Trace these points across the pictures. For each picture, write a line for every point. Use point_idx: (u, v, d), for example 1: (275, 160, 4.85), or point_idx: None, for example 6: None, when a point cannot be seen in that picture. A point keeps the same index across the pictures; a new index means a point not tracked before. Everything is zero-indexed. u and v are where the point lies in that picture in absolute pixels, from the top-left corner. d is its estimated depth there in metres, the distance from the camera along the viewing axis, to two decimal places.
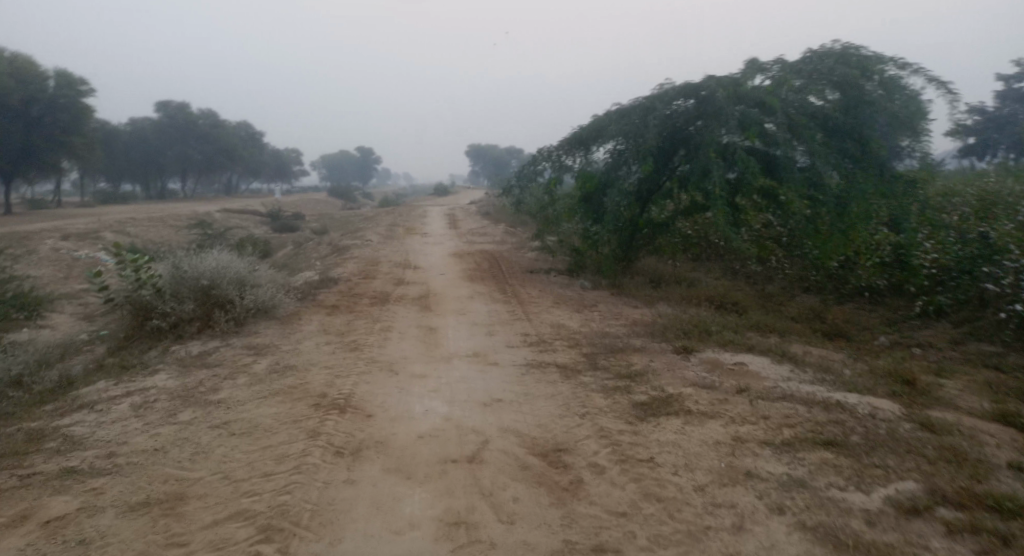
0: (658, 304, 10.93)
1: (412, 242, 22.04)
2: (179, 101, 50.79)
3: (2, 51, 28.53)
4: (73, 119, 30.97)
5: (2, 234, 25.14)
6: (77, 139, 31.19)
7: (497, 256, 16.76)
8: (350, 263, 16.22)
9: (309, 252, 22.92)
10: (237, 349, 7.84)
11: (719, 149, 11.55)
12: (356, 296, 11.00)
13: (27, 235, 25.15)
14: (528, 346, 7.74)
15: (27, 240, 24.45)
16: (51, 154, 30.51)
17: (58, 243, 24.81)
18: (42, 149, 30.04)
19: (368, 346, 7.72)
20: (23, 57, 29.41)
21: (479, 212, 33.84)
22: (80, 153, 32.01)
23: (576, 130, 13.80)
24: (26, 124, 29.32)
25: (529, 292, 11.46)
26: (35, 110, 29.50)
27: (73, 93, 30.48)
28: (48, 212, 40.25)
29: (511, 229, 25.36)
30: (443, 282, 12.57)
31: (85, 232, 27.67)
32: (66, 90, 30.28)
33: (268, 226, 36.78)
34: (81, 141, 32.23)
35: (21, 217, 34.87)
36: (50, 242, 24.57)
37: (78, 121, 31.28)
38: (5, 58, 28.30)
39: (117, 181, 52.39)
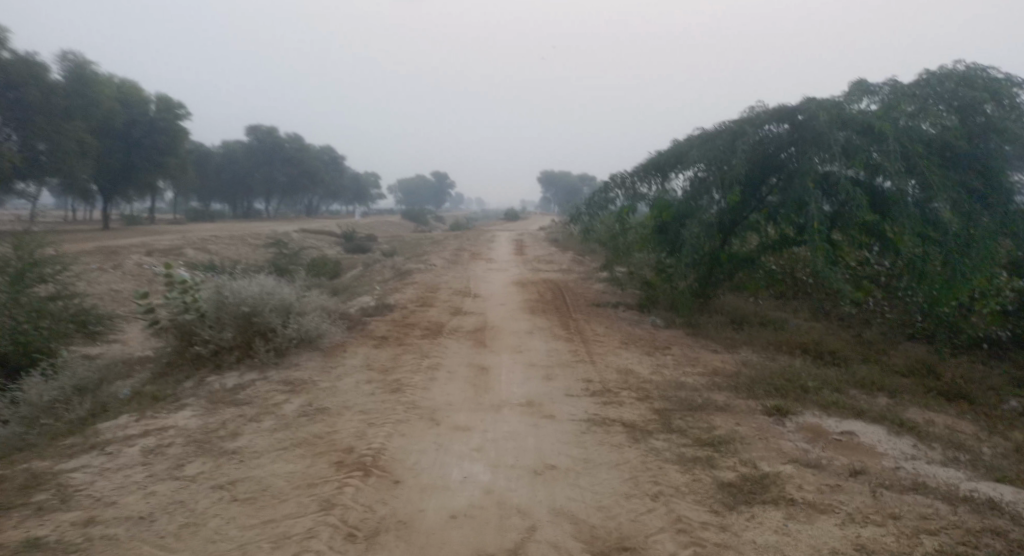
0: (740, 349, 9.69)
1: (476, 268, 21.42)
2: (267, 125, 52.87)
3: (110, 77, 30.29)
4: (169, 141, 32.42)
5: (94, 248, 26.28)
6: (171, 160, 32.62)
7: (562, 285, 15.85)
8: (409, 289, 15.68)
9: (375, 274, 22.68)
10: (273, 384, 7.23)
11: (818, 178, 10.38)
12: (409, 327, 10.32)
13: (116, 249, 26.25)
14: (590, 396, 6.76)
15: (115, 254, 25.42)
16: (146, 173, 32.00)
17: (143, 258, 25.77)
18: (140, 168, 31.51)
19: (411, 387, 6.95)
20: (127, 82, 31.13)
21: (548, 238, 33.12)
22: (173, 173, 33.44)
23: (653, 155, 12.84)
24: (127, 144, 30.85)
25: (595, 329, 10.47)
26: (136, 132, 31.02)
27: (170, 116, 32.01)
28: (141, 228, 42.37)
29: (579, 257, 24.41)
30: (503, 314, 11.75)
31: (169, 248, 28.69)
32: (163, 114, 31.83)
33: (340, 247, 37.26)
34: (176, 162, 33.75)
35: (117, 232, 36.81)
36: (136, 257, 25.53)
37: (173, 143, 32.76)
38: (113, 82, 29.96)
39: (205, 199, 54.97)
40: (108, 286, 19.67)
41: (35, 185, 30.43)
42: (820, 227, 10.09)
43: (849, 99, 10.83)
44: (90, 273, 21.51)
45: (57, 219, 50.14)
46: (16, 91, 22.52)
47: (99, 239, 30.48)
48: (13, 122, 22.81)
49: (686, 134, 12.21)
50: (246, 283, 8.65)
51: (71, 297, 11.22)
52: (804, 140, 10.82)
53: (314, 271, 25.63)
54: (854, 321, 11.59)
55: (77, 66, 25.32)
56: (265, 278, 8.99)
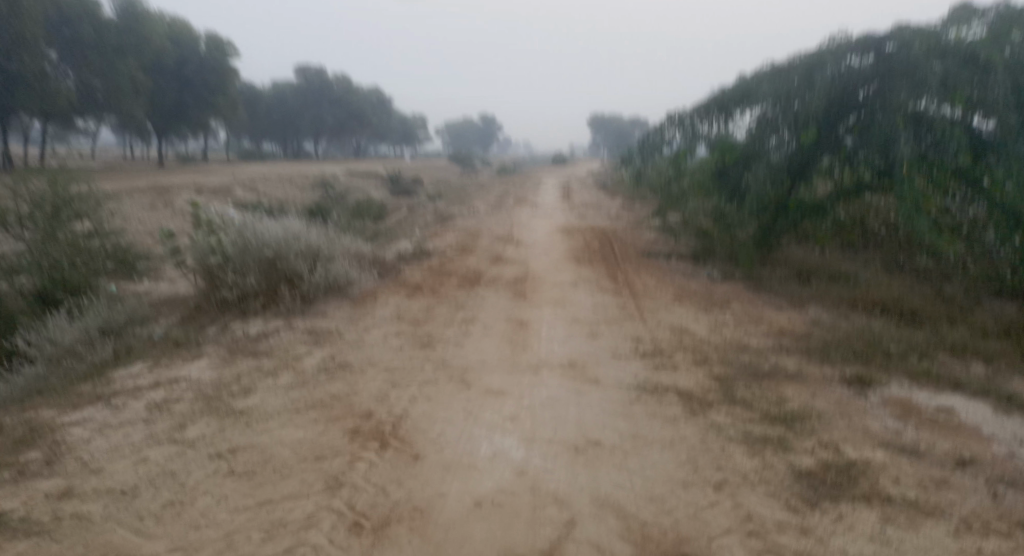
0: (808, 307, 8.75)
1: (520, 213, 20.64)
2: (314, 65, 52.17)
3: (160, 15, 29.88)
4: (218, 81, 32.07)
5: (145, 186, 26.46)
6: (220, 99, 32.38)
7: (609, 234, 14.98)
8: (450, 234, 15.06)
9: (418, 218, 22.14)
10: (296, 334, 6.74)
11: (910, 115, 9.20)
12: (446, 275, 9.72)
13: (167, 188, 26.37)
14: (640, 358, 6.03)
15: (166, 193, 25.53)
16: (197, 113, 31.89)
17: (192, 197, 25.83)
18: (191, 107, 31.38)
19: (442, 343, 6.37)
20: (177, 19, 30.72)
21: (596, 184, 31.95)
22: (223, 113, 33.25)
23: (717, 92, 11.83)
24: (178, 83, 30.64)
25: (645, 281, 9.65)
26: (187, 71, 30.71)
27: (218, 55, 31.56)
28: (193, 167, 42.79)
29: (629, 204, 23.31)
30: (547, 262, 11.02)
31: (219, 188, 28.72)
32: (212, 53, 31.39)
33: (385, 189, 36.89)
34: (225, 102, 33.51)
35: (169, 171, 37.19)
36: (186, 196, 25.61)
37: (222, 82, 32.42)
38: (163, 19, 29.53)
39: (255, 140, 55.17)
40: (157, 225, 19.68)
41: (91, 123, 30.68)
42: (910, 169, 8.96)
43: (949, 26, 9.53)
44: (140, 211, 21.62)
45: (115, 157, 51.15)
46: (70, 28, 22.24)
47: (151, 178, 30.73)
48: (66, 59, 22.66)
49: (755, 69, 11.15)
50: (273, 226, 8.13)
51: (108, 236, 10.97)
52: (894, 73, 9.66)
53: (358, 214, 25.28)
54: (930, 275, 10.51)
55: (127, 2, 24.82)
56: (293, 222, 8.45)
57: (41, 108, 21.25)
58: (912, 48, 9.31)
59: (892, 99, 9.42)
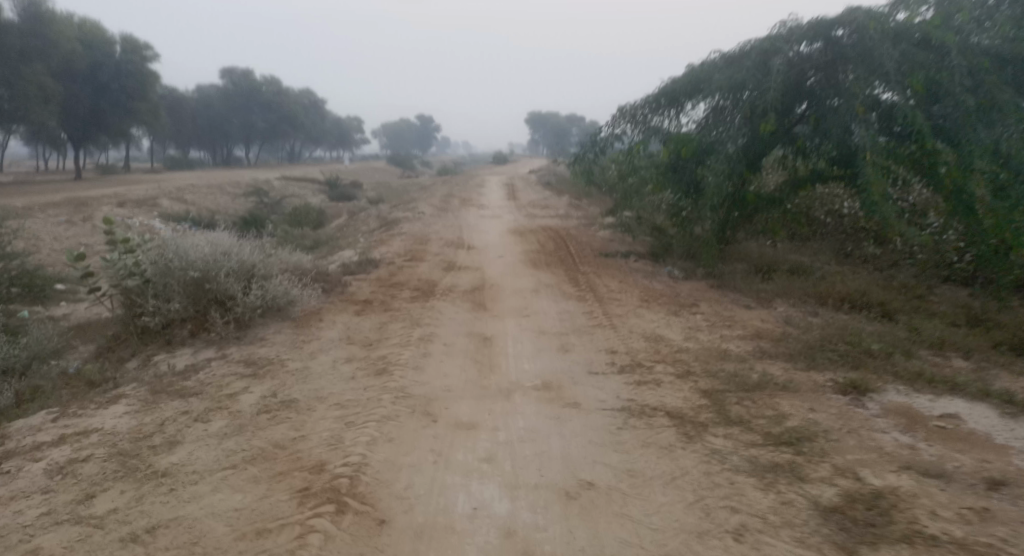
0: (776, 304, 8.49)
1: (467, 215, 20.02)
2: (242, 68, 49.98)
3: (70, 16, 27.65)
4: (138, 85, 30.00)
5: (62, 200, 24.55)
6: (141, 105, 30.34)
7: (562, 233, 14.53)
8: (397, 241, 14.29)
9: (360, 224, 21.18)
10: (230, 365, 5.94)
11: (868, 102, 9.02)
12: (396, 287, 9.02)
13: (85, 201, 24.45)
14: (619, 374, 5.52)
15: (84, 207, 23.66)
16: (116, 120, 29.79)
17: (114, 209, 24.05)
18: (110, 114, 29.33)
19: (399, 368, 5.70)
20: (90, 21, 28.53)
21: (539, 182, 31.64)
22: (145, 119, 31.25)
23: (665, 83, 11.42)
24: (94, 89, 28.55)
25: (609, 285, 9.22)
26: (103, 75, 28.61)
27: (137, 58, 29.49)
28: (114, 177, 40.29)
29: (576, 202, 23.01)
30: (503, 268, 10.46)
31: (143, 199, 26.87)
32: (131, 56, 29.30)
33: (323, 194, 35.58)
34: (147, 107, 31.42)
35: (87, 182, 34.72)
36: (106, 209, 23.83)
37: (143, 87, 30.36)
38: (74, 21, 27.41)
39: (181, 147, 52.43)
40: (73, 241, 18.10)
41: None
42: (873, 158, 8.76)
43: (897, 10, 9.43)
44: (55, 228, 19.96)
45: (26, 169, 47.60)
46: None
47: (68, 190, 28.61)
48: None
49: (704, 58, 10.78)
50: (199, 243, 7.20)
51: (11, 258, 9.78)
52: (846, 59, 9.48)
53: (297, 222, 24.14)
54: (880, 262, 10.53)
55: (32, 3, 22.77)
56: (222, 236, 7.54)
57: None
58: (865, 33, 9.14)
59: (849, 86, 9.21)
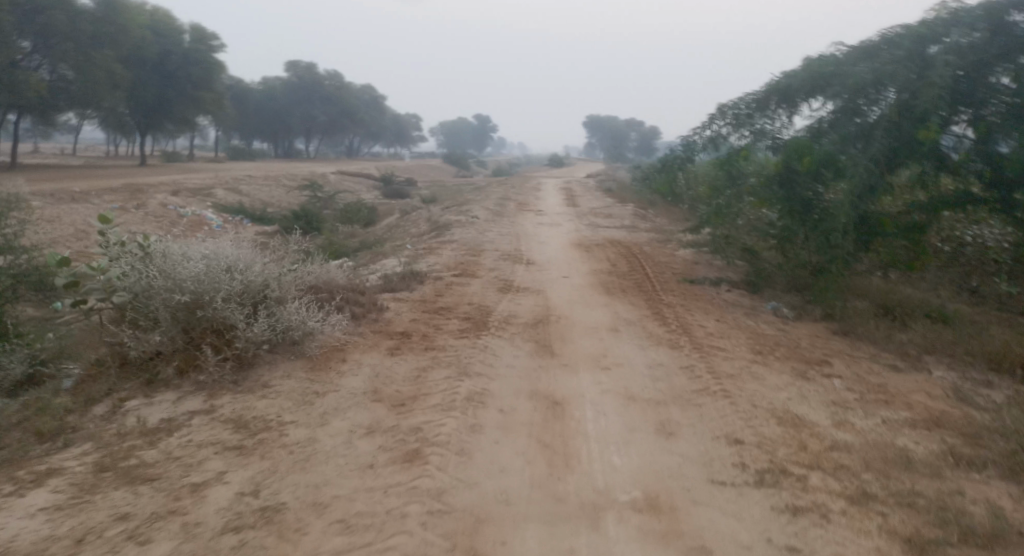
0: (929, 366, 6.54)
1: (525, 222, 18.46)
2: (306, 61, 49.69)
3: (142, 6, 27.41)
4: (203, 75, 29.46)
5: (120, 186, 24.25)
6: (207, 95, 29.97)
7: (634, 250, 12.78)
8: (450, 249, 12.84)
9: (411, 226, 19.89)
10: (215, 426, 4.40)
11: None
12: (443, 314, 7.46)
13: (141, 188, 24.04)
14: (757, 488, 3.76)
15: (140, 193, 23.21)
16: (182, 111, 29.50)
17: (168, 197, 23.54)
18: (174, 103, 28.99)
19: (438, 450, 4.08)
20: (161, 12, 28.23)
21: (599, 187, 29.85)
22: (209, 109, 30.73)
23: (777, 78, 9.77)
24: (161, 77, 28.09)
25: (705, 325, 7.44)
26: (171, 64, 28.07)
27: (204, 49, 28.98)
28: (178, 164, 40.48)
29: (641, 211, 21.16)
30: (571, 295, 8.83)
31: (199, 187, 26.36)
32: (198, 47, 28.81)
33: (377, 191, 34.67)
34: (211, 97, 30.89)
35: (148, 169, 34.84)
36: (161, 196, 23.36)
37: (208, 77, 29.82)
38: (145, 10, 27.11)
39: (244, 137, 52.78)
40: None
41: (67, 116, 28.28)
42: None
43: None
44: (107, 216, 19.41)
45: (98, 153, 48.78)
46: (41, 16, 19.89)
47: (129, 177, 28.45)
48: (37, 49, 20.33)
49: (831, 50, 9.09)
50: (194, 257, 5.71)
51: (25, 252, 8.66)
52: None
53: (348, 220, 23.15)
54: None
55: None
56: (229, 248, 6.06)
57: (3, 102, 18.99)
58: None
59: None
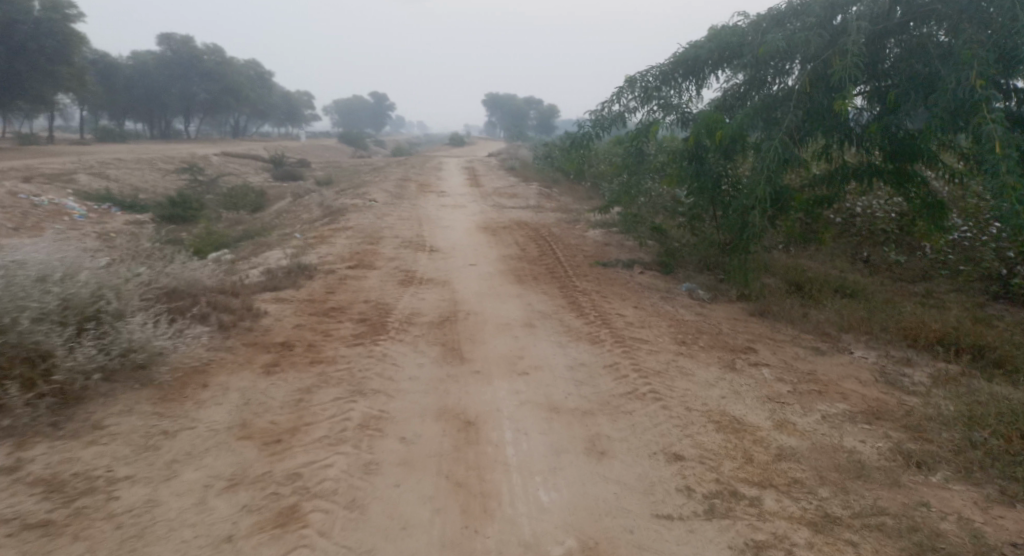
0: (849, 346, 6.32)
1: (427, 204, 17.49)
2: (181, 34, 45.46)
3: None
4: (61, 49, 25.60)
5: None
6: (65, 70, 26.37)
7: (543, 231, 12.21)
8: (346, 237, 11.74)
9: (304, 211, 18.40)
10: (15, 497, 3.30)
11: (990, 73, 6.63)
12: (333, 316, 6.50)
13: None
14: (707, 520, 3.19)
15: None
16: (37, 89, 25.91)
17: (19, 184, 20.58)
18: (27, 80, 25.42)
19: (320, 507, 3.23)
20: None
21: (502, 166, 29.20)
22: (69, 85, 27.18)
23: (684, 48, 9.28)
24: (7, 49, 24.39)
25: (624, 314, 6.94)
26: (19, 35, 24.30)
27: (59, 18, 25.02)
28: (35, 147, 36.03)
29: (546, 191, 20.70)
30: (479, 285, 8.09)
31: (58, 173, 23.32)
32: (51, 15, 24.84)
33: (267, 173, 32.31)
34: (72, 73, 27.02)
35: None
36: (10, 183, 20.38)
37: (66, 49, 26.01)
38: None
39: (113, 117, 47.83)
40: None
41: None
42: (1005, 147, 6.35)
43: None
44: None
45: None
46: None
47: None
48: None
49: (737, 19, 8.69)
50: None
51: None
52: (937, 18, 7.25)
53: (233, 205, 21.24)
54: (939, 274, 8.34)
55: None
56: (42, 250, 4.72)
57: None
58: None
59: (955, 53, 6.92)
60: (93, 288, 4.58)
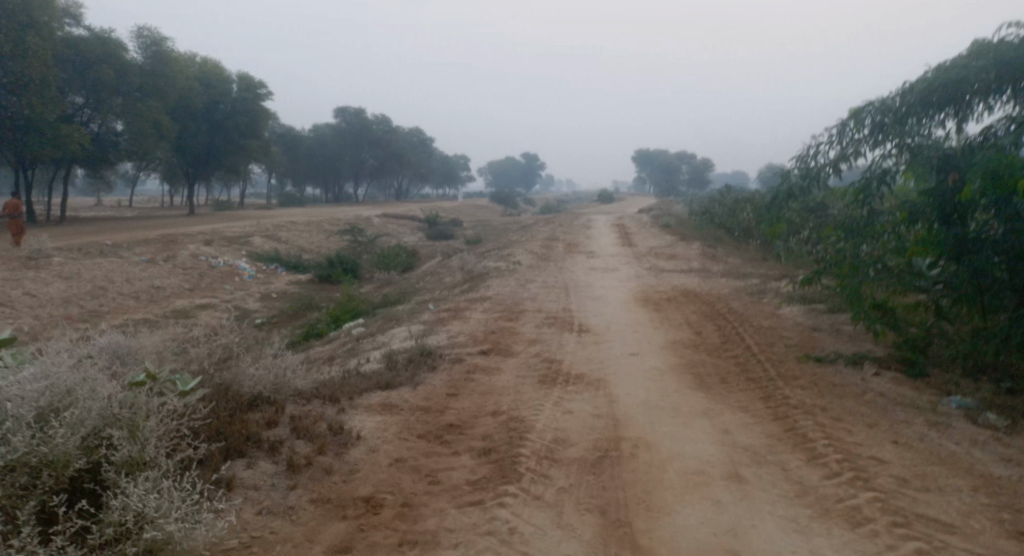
0: None
1: (577, 267, 15.67)
2: (355, 107, 48.57)
3: (191, 56, 26.14)
4: (251, 123, 27.61)
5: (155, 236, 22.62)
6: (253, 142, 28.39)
7: (721, 305, 9.81)
8: (487, 310, 10.15)
9: (450, 273, 17.33)
10: None
11: None
12: (448, 443, 4.70)
13: (175, 237, 22.34)
14: None
15: (174, 243, 21.48)
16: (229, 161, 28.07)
17: (201, 247, 21.68)
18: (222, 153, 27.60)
19: None
20: (210, 62, 26.83)
21: (657, 222, 26.82)
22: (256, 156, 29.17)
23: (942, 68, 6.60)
24: (209, 125, 26.52)
25: (885, 460, 4.43)
26: (218, 113, 26.59)
27: (251, 97, 27.15)
28: (228, 212, 39.49)
29: (712, 250, 18.05)
30: (648, 392, 5.94)
31: (237, 235, 24.57)
32: (244, 94, 27.03)
33: (421, 232, 32.60)
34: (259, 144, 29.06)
35: (195, 217, 33.69)
36: (195, 246, 21.54)
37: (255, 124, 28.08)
38: (194, 60, 25.75)
39: (294, 183, 51.98)
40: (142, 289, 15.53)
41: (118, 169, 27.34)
42: None
43: None
44: (130, 270, 17.55)
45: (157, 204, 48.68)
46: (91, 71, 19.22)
47: (170, 226, 27.00)
48: (90, 100, 19.65)
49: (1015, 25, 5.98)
50: None
51: None
52: None
53: (384, 265, 20.87)
54: None
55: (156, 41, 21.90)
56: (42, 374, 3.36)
57: (53, 156, 18.00)
58: None
59: None
60: (82, 435, 3.09)
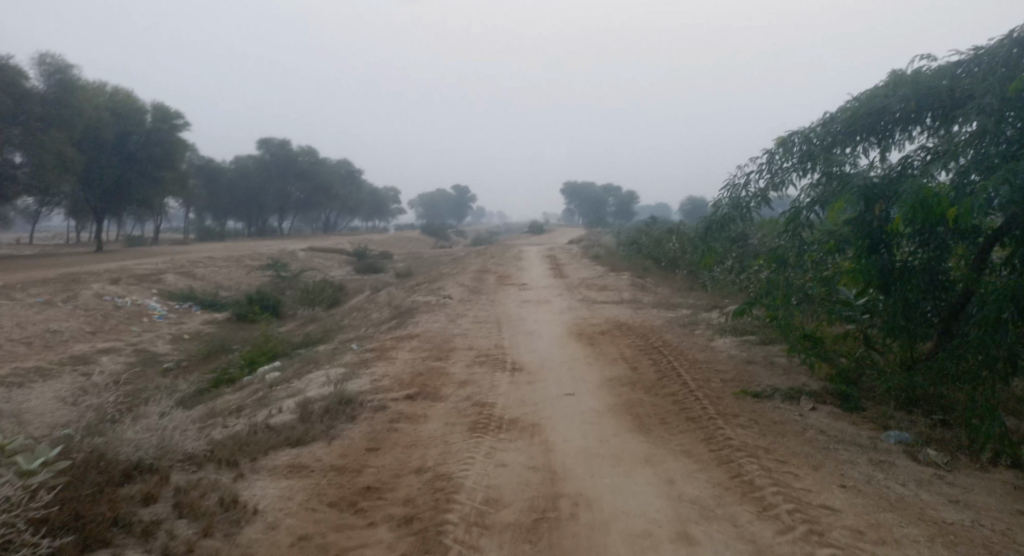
0: None
1: (510, 300, 15.25)
2: (280, 138, 47.05)
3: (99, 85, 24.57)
4: (167, 155, 26.13)
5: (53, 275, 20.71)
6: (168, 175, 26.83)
7: (657, 338, 9.58)
8: (416, 349, 9.53)
9: (379, 309, 16.55)
10: None
11: None
12: (363, 513, 4.10)
13: (76, 276, 20.51)
14: None
15: (75, 282, 19.71)
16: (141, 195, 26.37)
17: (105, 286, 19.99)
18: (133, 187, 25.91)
19: None
20: (122, 91, 25.30)
21: (588, 253, 26.90)
22: (171, 189, 27.53)
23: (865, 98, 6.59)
24: (120, 157, 24.86)
25: (837, 509, 4.15)
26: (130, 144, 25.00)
27: (166, 127, 25.70)
28: (139, 247, 37.01)
29: (644, 279, 18.07)
30: (586, 438, 5.51)
31: (147, 273, 22.88)
32: (159, 124, 25.56)
33: (348, 266, 31.48)
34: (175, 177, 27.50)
35: (101, 253, 31.28)
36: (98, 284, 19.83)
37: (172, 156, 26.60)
38: (102, 88, 24.21)
39: (213, 216, 49.58)
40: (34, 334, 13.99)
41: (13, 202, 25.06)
42: None
43: None
44: (20, 313, 15.83)
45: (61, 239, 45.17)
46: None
47: (71, 264, 24.86)
48: None
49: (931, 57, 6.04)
50: None
51: None
52: None
53: (308, 301, 19.78)
54: None
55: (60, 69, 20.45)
56: None
57: None
58: None
59: None
60: None
